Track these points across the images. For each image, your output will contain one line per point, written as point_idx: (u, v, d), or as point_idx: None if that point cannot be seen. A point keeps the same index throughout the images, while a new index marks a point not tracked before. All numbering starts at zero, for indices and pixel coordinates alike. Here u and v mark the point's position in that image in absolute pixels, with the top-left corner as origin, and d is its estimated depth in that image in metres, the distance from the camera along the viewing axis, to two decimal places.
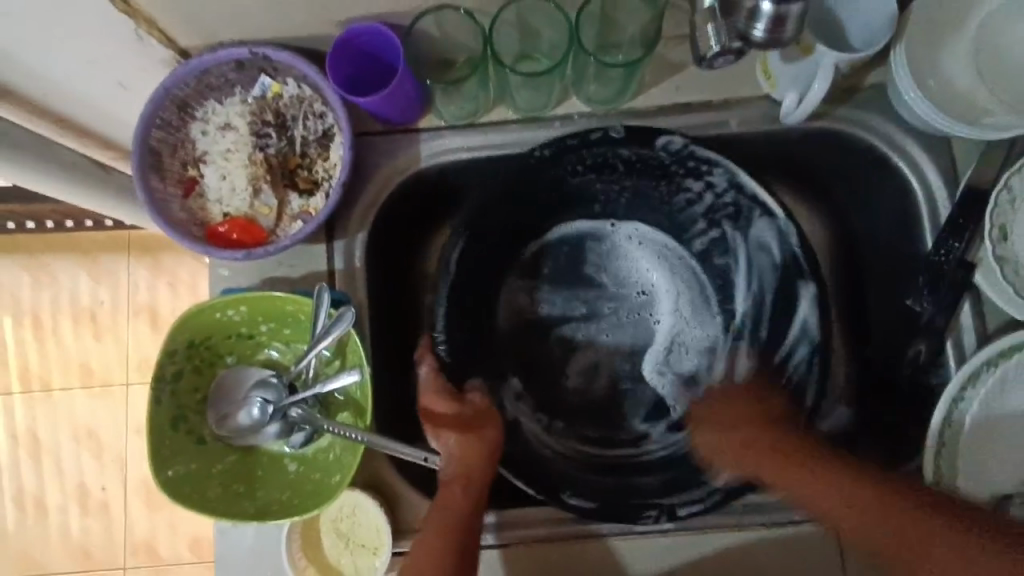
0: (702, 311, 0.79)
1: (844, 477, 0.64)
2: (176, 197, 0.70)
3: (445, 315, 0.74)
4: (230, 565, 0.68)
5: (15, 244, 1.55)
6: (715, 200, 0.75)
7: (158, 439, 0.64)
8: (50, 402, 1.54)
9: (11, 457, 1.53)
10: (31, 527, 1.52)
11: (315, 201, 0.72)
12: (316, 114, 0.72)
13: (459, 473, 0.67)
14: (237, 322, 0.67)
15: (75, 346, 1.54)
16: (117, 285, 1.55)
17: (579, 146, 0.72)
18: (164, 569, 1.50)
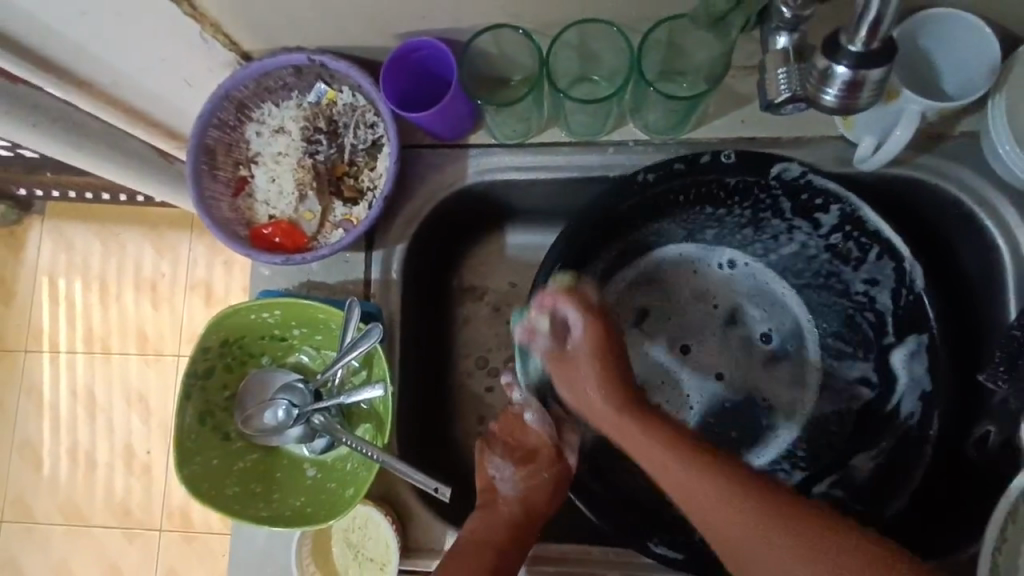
0: (800, 353, 0.76)
1: (717, 493, 0.57)
2: (226, 196, 0.72)
3: (534, 337, 0.72)
4: (241, 563, 0.68)
5: (92, 212, 1.64)
6: (823, 246, 0.72)
7: (184, 434, 0.65)
8: (107, 364, 1.62)
9: (69, 412, 1.63)
10: (81, 480, 1.61)
11: (359, 210, 0.72)
12: (367, 124, 0.72)
13: (521, 500, 0.69)
14: (270, 324, 0.68)
15: (134, 314, 1.62)
16: (178, 260, 1.62)
17: (683, 174, 0.69)
18: (196, 535, 1.56)
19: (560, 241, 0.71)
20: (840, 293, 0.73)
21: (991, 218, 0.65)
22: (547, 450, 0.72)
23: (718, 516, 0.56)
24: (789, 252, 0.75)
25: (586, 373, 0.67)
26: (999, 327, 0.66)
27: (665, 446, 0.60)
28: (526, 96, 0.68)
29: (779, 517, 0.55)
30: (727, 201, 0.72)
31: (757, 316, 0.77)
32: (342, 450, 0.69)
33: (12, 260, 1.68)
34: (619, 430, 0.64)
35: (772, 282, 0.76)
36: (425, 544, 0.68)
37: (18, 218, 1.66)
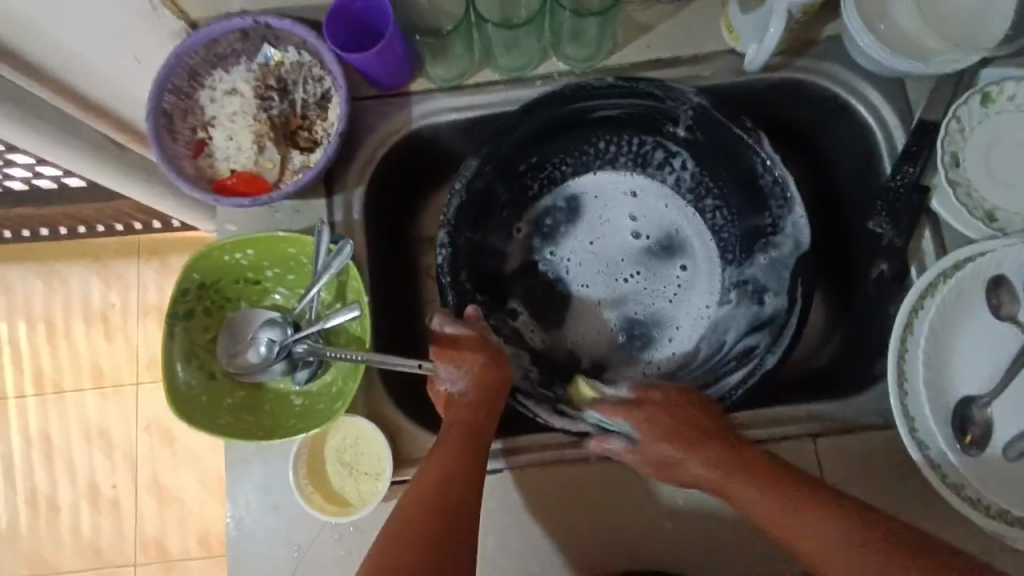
0: (691, 254, 0.86)
1: (860, 536, 0.57)
2: (187, 156, 0.76)
3: (446, 259, 0.77)
4: (239, 500, 0.72)
5: (31, 252, 1.61)
6: (700, 165, 0.84)
7: (173, 369, 0.68)
8: (62, 404, 1.58)
9: (24, 458, 1.57)
10: (43, 526, 1.55)
11: (316, 155, 0.78)
12: (315, 79, 0.78)
13: (479, 393, 0.72)
14: (244, 265, 0.72)
15: (87, 349, 1.59)
16: (127, 288, 1.61)
17: (563, 100, 0.78)
18: (175, 564, 1.53)
19: (468, 164, 0.77)
20: (720, 210, 0.85)
21: (861, 103, 0.76)
22: (481, 340, 0.73)
23: (862, 555, 0.56)
24: (681, 179, 0.86)
25: (651, 434, 0.67)
26: (869, 192, 0.78)
27: (796, 510, 0.60)
28: (454, 32, 0.76)
29: (842, 534, 0.58)
30: (615, 129, 0.83)
31: (653, 228, 0.87)
32: (325, 377, 0.73)
33: None
34: (727, 488, 0.64)
35: (670, 207, 0.87)
36: (413, 455, 0.73)
37: None
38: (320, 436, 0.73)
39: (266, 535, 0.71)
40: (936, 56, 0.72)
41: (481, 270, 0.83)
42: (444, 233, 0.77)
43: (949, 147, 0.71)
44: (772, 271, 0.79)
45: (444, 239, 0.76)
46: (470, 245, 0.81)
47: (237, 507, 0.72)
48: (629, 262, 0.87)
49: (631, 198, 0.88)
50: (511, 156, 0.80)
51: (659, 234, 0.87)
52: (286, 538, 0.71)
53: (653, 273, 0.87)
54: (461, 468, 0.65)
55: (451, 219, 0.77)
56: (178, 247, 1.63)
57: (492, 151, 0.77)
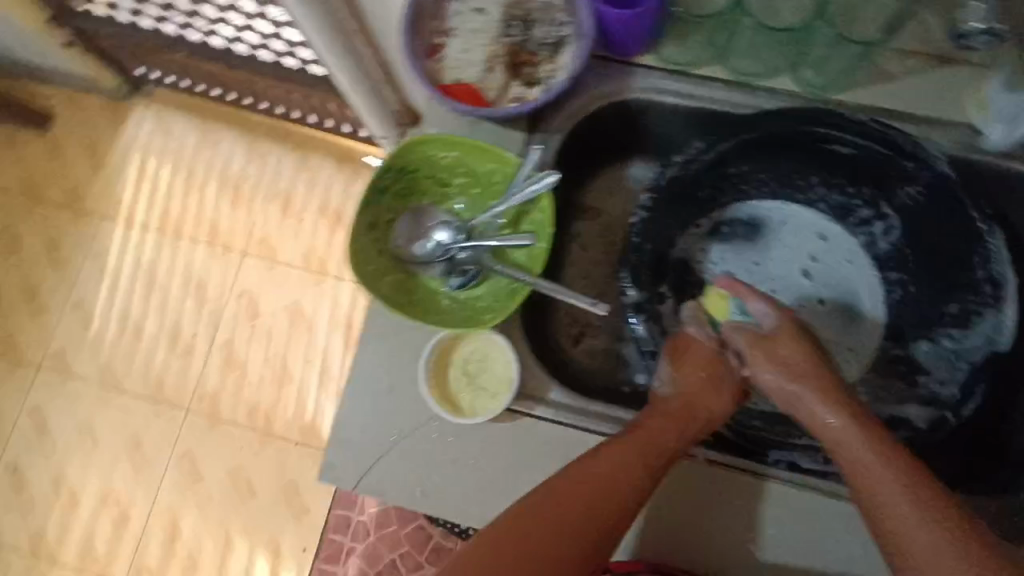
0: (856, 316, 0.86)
1: (920, 486, 0.62)
2: (423, 54, 0.81)
3: (642, 220, 0.81)
4: (363, 370, 0.77)
5: (198, 107, 1.76)
6: (905, 240, 0.84)
7: (359, 231, 0.75)
8: (177, 247, 1.69)
9: (128, 281, 1.68)
10: (123, 347, 1.65)
11: (534, 92, 0.82)
12: (558, 22, 0.81)
13: (682, 405, 0.74)
14: (442, 165, 0.77)
15: (214, 206, 1.71)
16: (266, 166, 1.72)
17: (801, 120, 0.78)
18: (220, 424, 1.59)
19: (694, 145, 0.81)
20: (904, 286, 0.85)
21: None
22: (715, 359, 0.77)
23: (887, 482, 0.63)
24: (878, 244, 0.86)
25: (778, 368, 0.74)
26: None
27: (890, 457, 0.65)
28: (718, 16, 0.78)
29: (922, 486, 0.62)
30: (833, 168, 0.83)
31: (825, 275, 0.88)
32: (475, 290, 0.79)
33: (109, 129, 1.75)
34: (823, 430, 0.69)
35: (860, 259, 0.87)
36: (531, 391, 0.76)
37: (128, 95, 1.76)
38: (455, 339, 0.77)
39: (375, 411, 0.76)
40: None
41: (659, 252, 0.84)
42: (646, 197, 0.82)
43: None
44: (935, 354, 0.81)
45: (646, 203, 0.81)
46: (661, 229, 0.83)
47: (359, 377, 0.77)
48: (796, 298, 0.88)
49: (818, 241, 0.88)
50: (728, 155, 0.82)
51: (832, 286, 0.87)
52: (391, 420, 0.76)
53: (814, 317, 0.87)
54: (625, 476, 0.69)
55: (658, 188, 0.81)
56: (322, 146, 1.72)
57: (716, 142, 0.81)
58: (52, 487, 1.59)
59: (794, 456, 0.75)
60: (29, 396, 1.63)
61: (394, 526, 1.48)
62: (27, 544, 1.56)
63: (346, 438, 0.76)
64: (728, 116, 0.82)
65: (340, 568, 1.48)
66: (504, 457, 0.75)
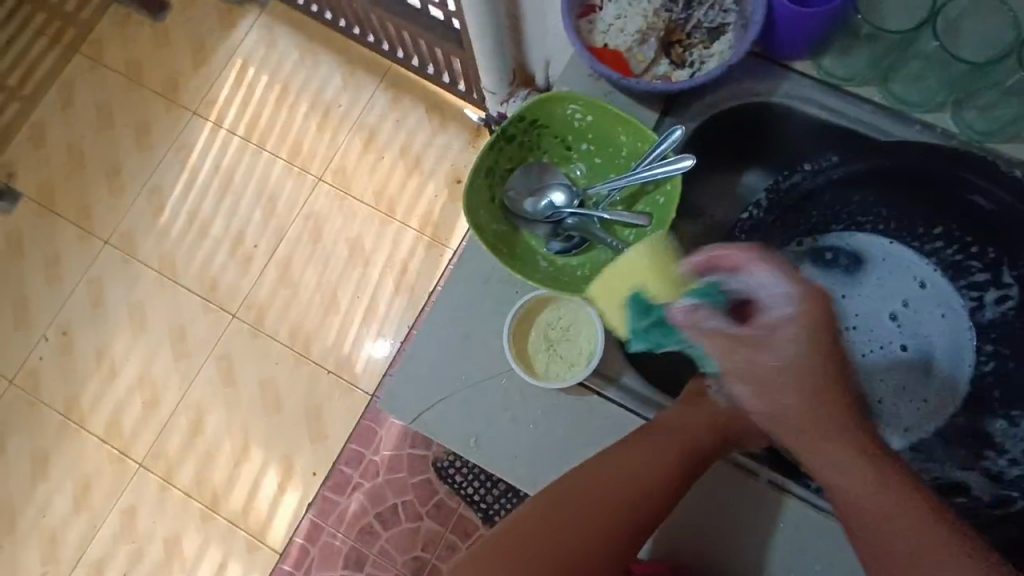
0: (932, 378, 0.80)
1: (921, 518, 0.56)
2: (576, 11, 0.79)
3: (752, 218, 0.83)
4: (446, 309, 0.76)
5: (306, 26, 1.77)
6: (1017, 313, 0.76)
7: (479, 174, 0.73)
8: (258, 157, 1.71)
9: (206, 180, 1.71)
10: (188, 241, 1.68)
11: (679, 74, 0.80)
12: (721, 8, 0.78)
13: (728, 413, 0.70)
14: (574, 127, 0.76)
15: (301, 126, 1.72)
16: (358, 98, 1.72)
17: (946, 160, 0.74)
18: (261, 336, 1.62)
19: (826, 158, 0.81)
20: (1002, 360, 0.77)
21: None
22: None
23: (867, 494, 0.58)
24: (983, 311, 0.79)
25: (800, 381, 0.56)
26: None
27: (883, 480, 0.57)
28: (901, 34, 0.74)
29: (902, 501, 0.57)
30: (959, 218, 0.78)
31: (914, 327, 0.82)
32: (574, 258, 0.77)
33: (218, 30, 1.78)
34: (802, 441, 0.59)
35: (956, 316, 0.80)
36: (608, 372, 0.74)
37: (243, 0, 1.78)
38: (544, 301, 0.76)
39: (448, 353, 0.76)
40: None
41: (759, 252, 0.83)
42: (761, 198, 0.83)
43: None
44: (1014, 436, 0.74)
45: (761, 200, 0.83)
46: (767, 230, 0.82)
47: (441, 315, 0.76)
48: (878, 334, 0.82)
49: (915, 287, 0.83)
50: (859, 179, 0.80)
51: (922, 339, 0.81)
52: (462, 365, 0.75)
53: (892, 367, 0.81)
54: (659, 474, 0.66)
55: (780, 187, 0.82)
56: (417, 91, 1.72)
57: (842, 160, 0.80)
58: (95, 358, 1.63)
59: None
60: (91, 267, 1.68)
61: (404, 473, 1.49)
62: (60, 405, 1.61)
63: (414, 372, 0.76)
64: (871, 140, 0.78)
65: (345, 500, 1.50)
66: (564, 428, 0.73)
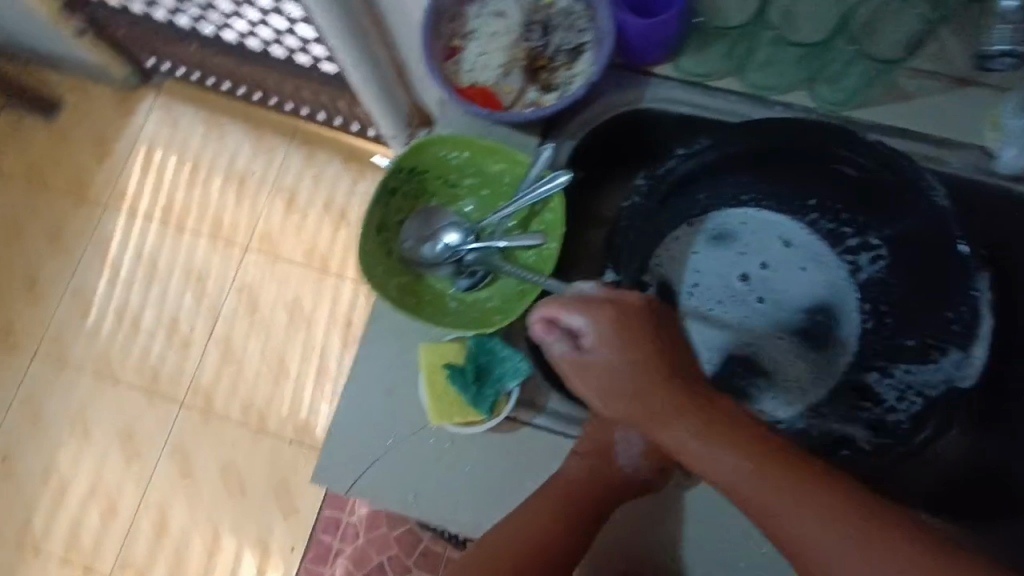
0: (820, 332, 0.87)
1: (814, 489, 0.57)
2: (440, 56, 0.81)
3: (635, 207, 0.83)
4: (364, 369, 0.76)
5: (207, 99, 1.74)
6: (888, 271, 0.85)
7: (368, 234, 0.73)
8: (179, 239, 1.67)
9: (129, 272, 1.66)
10: (120, 338, 1.62)
11: (549, 98, 0.81)
12: (576, 29, 0.81)
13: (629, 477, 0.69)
14: (452, 166, 0.76)
15: (218, 200, 1.68)
16: (272, 160, 1.70)
17: (806, 132, 0.79)
18: (214, 419, 1.57)
19: (700, 141, 0.81)
20: (878, 315, 0.86)
21: None
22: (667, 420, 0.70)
23: (743, 479, 0.58)
24: (860, 273, 0.88)
25: (626, 386, 0.64)
26: None
27: (757, 465, 0.58)
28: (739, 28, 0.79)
29: (790, 483, 0.57)
30: (819, 183, 0.86)
31: (790, 288, 0.89)
32: (482, 292, 0.77)
33: (117, 119, 1.74)
34: (695, 456, 0.61)
35: (832, 274, 0.88)
36: (532, 400, 0.74)
37: (138, 85, 1.74)
38: (436, 352, 0.71)
39: (374, 414, 0.75)
40: None
41: (648, 239, 0.86)
42: (643, 181, 0.83)
43: None
44: (888, 383, 0.82)
45: (642, 185, 0.82)
46: (653, 213, 0.84)
47: (360, 377, 0.75)
48: (758, 297, 0.89)
49: (782, 246, 0.90)
50: (725, 160, 0.83)
51: (794, 293, 0.89)
52: (389, 423, 0.74)
53: (778, 325, 0.88)
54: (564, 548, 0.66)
55: (659, 174, 0.82)
56: (330, 143, 1.70)
57: (721, 142, 0.81)
58: (42, 478, 1.55)
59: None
60: (22, 385, 1.60)
61: (384, 528, 1.46)
62: (13, 535, 1.53)
63: (342, 441, 0.74)
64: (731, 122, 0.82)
65: (329, 569, 1.46)
66: (501, 466, 0.73)
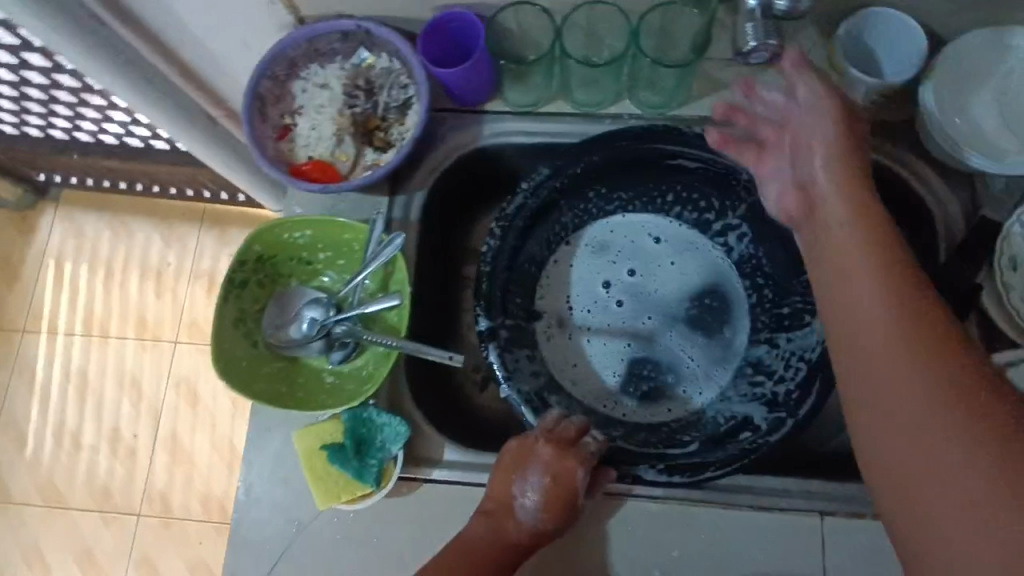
0: (706, 319, 0.87)
1: (938, 373, 0.51)
2: (271, 138, 0.82)
3: (495, 248, 0.82)
4: (254, 462, 0.75)
5: (107, 202, 1.70)
6: (756, 244, 0.85)
7: (222, 334, 0.73)
8: (105, 348, 1.62)
9: (60, 392, 1.61)
10: (63, 461, 1.57)
11: (387, 156, 0.83)
12: (400, 85, 0.82)
13: (532, 532, 0.67)
14: (300, 245, 0.77)
15: (138, 300, 1.65)
16: (184, 249, 1.67)
17: (638, 138, 0.81)
18: (174, 522, 1.53)
19: (540, 171, 0.83)
20: (760, 290, 0.85)
21: (923, 189, 0.76)
22: (561, 459, 0.69)
23: (871, 305, 0.56)
24: (733, 252, 0.87)
25: (849, 202, 0.62)
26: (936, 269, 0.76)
27: (884, 298, 0.56)
28: (538, 62, 0.80)
29: (925, 346, 0.52)
30: (669, 176, 0.85)
31: (666, 286, 0.88)
32: (356, 361, 0.77)
33: (21, 240, 1.71)
34: (866, 241, 0.60)
35: (705, 258, 0.88)
36: (423, 455, 0.75)
37: (36, 202, 1.71)
38: (309, 436, 0.72)
39: (271, 507, 0.74)
40: (1009, 155, 0.71)
41: (515, 271, 0.85)
42: (496, 225, 0.83)
43: (1008, 249, 0.70)
44: (775, 355, 0.81)
45: (495, 230, 0.82)
46: (513, 252, 0.84)
47: (251, 472, 0.75)
48: (638, 301, 0.88)
49: (652, 243, 0.89)
50: (572, 181, 0.84)
51: (671, 286, 0.88)
52: (289, 513, 0.74)
53: (664, 321, 0.87)
54: None
55: (509, 213, 0.83)
56: (239, 220, 1.68)
57: (562, 166, 0.83)
58: None
59: (639, 470, 0.73)
60: None
61: None
62: None
63: (244, 541, 0.74)
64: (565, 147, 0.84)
65: None
66: (403, 530, 0.72)
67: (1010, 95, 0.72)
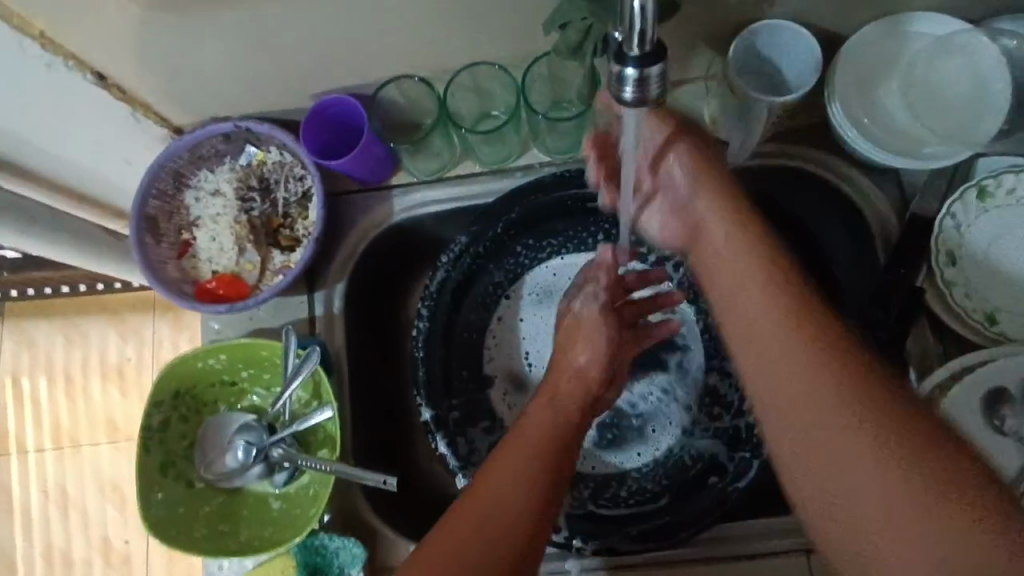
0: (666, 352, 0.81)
1: (835, 390, 0.50)
2: (170, 259, 0.77)
3: (426, 331, 0.79)
4: None
5: (49, 306, 1.48)
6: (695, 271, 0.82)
7: (148, 486, 0.69)
8: (78, 458, 1.46)
9: (42, 512, 1.46)
10: None
11: (296, 255, 0.78)
12: (296, 178, 0.79)
13: (548, 389, 0.66)
14: (218, 369, 0.73)
15: (104, 403, 1.46)
16: (142, 340, 1.47)
17: (556, 186, 0.78)
18: None
19: (456, 242, 0.79)
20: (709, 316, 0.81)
21: (853, 192, 0.73)
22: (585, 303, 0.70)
23: (751, 314, 0.56)
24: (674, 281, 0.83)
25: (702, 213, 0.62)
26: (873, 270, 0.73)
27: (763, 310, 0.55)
28: (434, 131, 0.76)
29: (814, 364, 0.51)
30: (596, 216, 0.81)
31: None
32: (301, 479, 0.73)
33: None
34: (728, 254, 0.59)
35: None
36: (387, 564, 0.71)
37: None
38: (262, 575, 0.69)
39: None
40: (927, 148, 0.69)
41: (455, 346, 0.82)
42: (423, 306, 0.79)
43: (943, 245, 0.69)
44: (730, 384, 0.79)
45: (422, 313, 0.79)
46: (446, 329, 0.81)
47: None
48: None
49: None
50: (495, 242, 0.80)
51: None
52: None
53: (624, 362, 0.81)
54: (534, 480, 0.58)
55: (433, 290, 0.79)
56: None
57: (480, 231, 0.79)
58: None
59: (613, 542, 0.71)
60: None
61: None
62: None
63: None
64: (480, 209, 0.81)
65: None
66: None
67: (920, 82, 0.70)
